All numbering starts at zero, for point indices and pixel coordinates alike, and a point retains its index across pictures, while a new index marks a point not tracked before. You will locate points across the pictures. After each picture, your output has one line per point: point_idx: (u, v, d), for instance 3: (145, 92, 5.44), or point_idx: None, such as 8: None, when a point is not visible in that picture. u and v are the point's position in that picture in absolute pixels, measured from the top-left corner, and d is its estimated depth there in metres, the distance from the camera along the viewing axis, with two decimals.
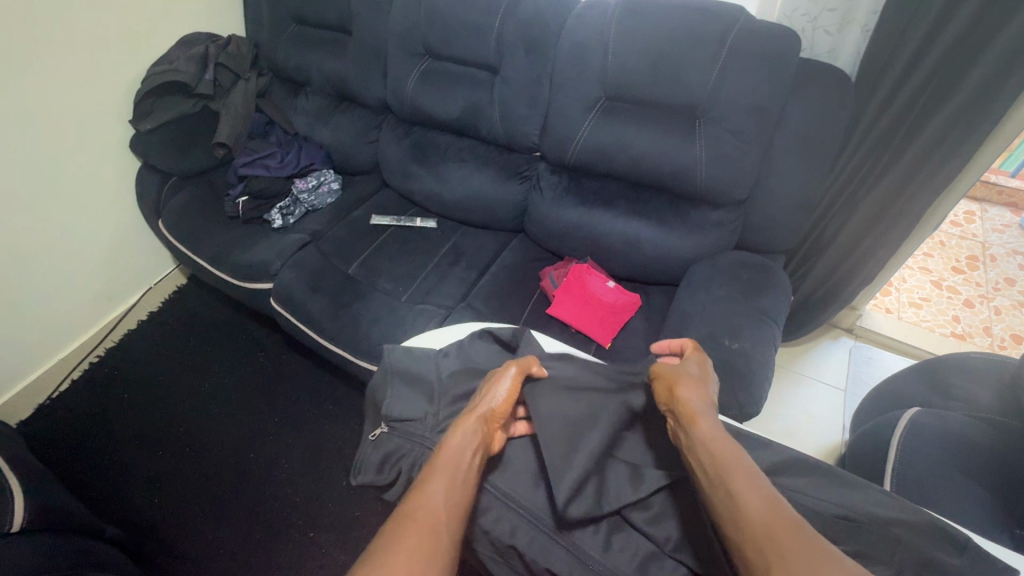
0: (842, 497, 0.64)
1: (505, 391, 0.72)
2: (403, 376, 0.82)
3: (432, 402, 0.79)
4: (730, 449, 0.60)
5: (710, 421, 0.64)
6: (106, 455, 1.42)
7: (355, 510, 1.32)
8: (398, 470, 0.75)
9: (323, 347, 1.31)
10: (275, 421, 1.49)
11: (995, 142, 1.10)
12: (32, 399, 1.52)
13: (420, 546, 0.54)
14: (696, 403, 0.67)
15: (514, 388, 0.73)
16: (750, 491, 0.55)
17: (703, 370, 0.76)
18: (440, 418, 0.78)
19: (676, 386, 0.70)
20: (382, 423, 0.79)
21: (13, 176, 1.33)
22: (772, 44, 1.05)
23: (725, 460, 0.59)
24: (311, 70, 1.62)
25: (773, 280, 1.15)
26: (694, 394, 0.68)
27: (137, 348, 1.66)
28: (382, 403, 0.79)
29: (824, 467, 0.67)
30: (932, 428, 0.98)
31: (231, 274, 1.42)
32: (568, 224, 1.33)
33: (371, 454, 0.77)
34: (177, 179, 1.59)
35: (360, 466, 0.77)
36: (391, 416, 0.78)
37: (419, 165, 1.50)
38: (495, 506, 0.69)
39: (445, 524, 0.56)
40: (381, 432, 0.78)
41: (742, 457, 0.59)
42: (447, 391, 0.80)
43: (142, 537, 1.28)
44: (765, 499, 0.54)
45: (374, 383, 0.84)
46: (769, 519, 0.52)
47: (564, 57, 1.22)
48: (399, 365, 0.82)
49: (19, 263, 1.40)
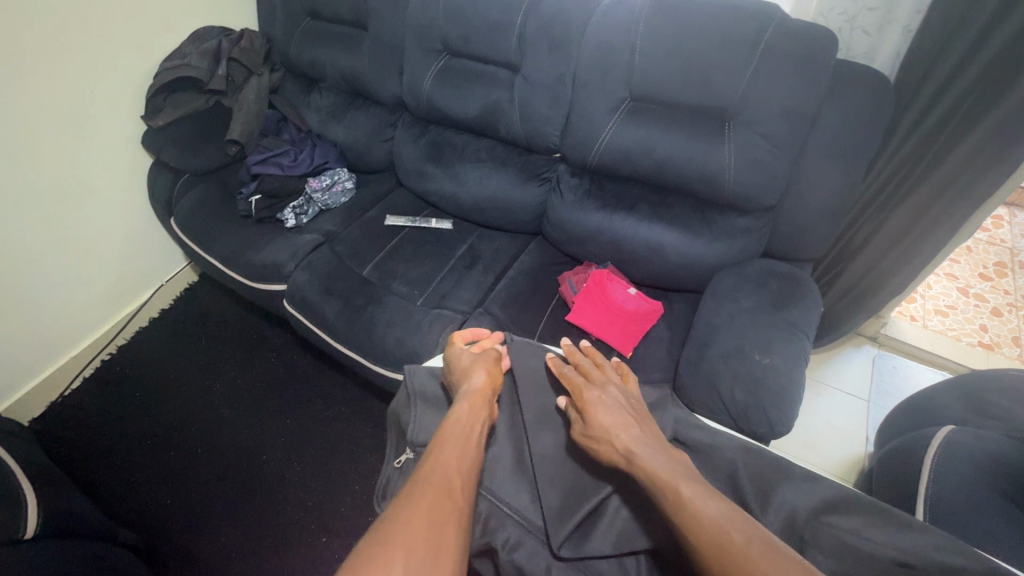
0: (895, 539, 0.61)
1: (483, 377, 0.78)
2: (425, 399, 0.79)
3: None
4: (671, 485, 0.60)
5: (648, 460, 0.64)
6: (118, 454, 1.42)
7: (368, 514, 1.30)
8: None
9: (337, 351, 1.29)
10: (288, 424, 1.47)
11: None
12: (45, 396, 1.52)
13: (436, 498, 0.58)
14: (626, 452, 0.66)
15: (490, 375, 0.80)
16: (696, 528, 0.55)
17: (605, 406, 0.73)
18: None
19: (601, 452, 0.68)
20: (407, 448, 0.75)
21: (25, 172, 1.32)
22: (809, 44, 1.00)
23: (670, 500, 0.59)
24: (325, 66, 1.58)
25: (802, 291, 1.11)
26: (622, 437, 0.68)
27: (150, 345, 1.65)
28: (407, 427, 0.76)
29: (879, 508, 0.65)
30: (969, 448, 0.94)
31: (245, 274, 1.40)
32: (589, 229, 1.30)
33: (397, 480, 0.74)
34: (189, 178, 1.57)
35: (385, 493, 0.73)
36: (417, 442, 0.74)
37: (435, 165, 1.47)
38: (528, 540, 0.67)
39: (460, 480, 0.61)
40: (406, 458, 0.75)
41: (682, 490, 0.59)
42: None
43: (153, 540, 1.27)
44: (710, 535, 0.54)
45: (396, 405, 0.82)
46: (716, 556, 0.52)
47: (589, 56, 1.18)
48: (421, 386, 0.81)
49: (31, 260, 1.39)
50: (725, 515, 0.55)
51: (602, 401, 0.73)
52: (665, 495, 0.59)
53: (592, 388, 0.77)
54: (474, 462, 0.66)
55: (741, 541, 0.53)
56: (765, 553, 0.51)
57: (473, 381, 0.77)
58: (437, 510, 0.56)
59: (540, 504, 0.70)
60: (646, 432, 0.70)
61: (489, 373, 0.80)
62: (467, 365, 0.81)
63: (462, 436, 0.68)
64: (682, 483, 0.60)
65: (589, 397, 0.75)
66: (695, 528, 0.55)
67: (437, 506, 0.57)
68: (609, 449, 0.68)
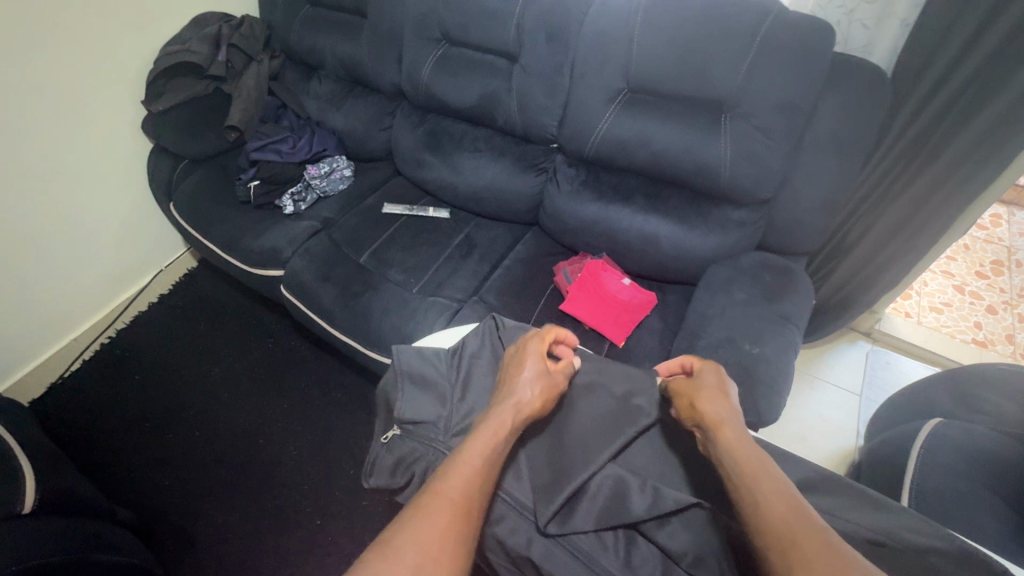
0: (871, 520, 0.62)
1: (534, 393, 0.71)
2: (413, 379, 0.79)
3: (445, 405, 0.77)
4: (758, 463, 0.60)
5: (733, 435, 0.64)
6: (116, 436, 1.43)
7: (362, 498, 1.32)
8: (411, 474, 0.71)
9: (333, 336, 1.30)
10: (284, 408, 1.49)
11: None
12: (44, 378, 1.53)
13: (453, 510, 0.55)
14: (717, 412, 0.68)
15: (543, 392, 0.73)
16: (767, 503, 0.55)
17: (720, 380, 0.74)
18: (453, 422, 0.74)
19: (698, 402, 0.70)
20: (394, 425, 0.76)
21: (25, 155, 1.32)
22: (807, 36, 1.00)
23: (751, 472, 0.59)
24: (325, 54, 1.58)
25: (796, 283, 1.11)
26: (713, 404, 0.69)
27: (149, 329, 1.66)
28: (394, 405, 0.76)
29: (855, 490, 0.65)
30: (956, 440, 0.95)
31: (243, 259, 1.41)
32: (585, 219, 1.31)
33: (384, 457, 0.74)
34: (189, 163, 1.58)
35: (372, 468, 0.73)
36: (404, 419, 0.74)
37: (433, 154, 1.47)
38: (511, 515, 0.67)
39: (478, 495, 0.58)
40: (393, 435, 0.75)
41: (765, 468, 0.59)
42: (462, 395, 0.77)
43: (151, 520, 1.29)
44: (784, 511, 0.54)
45: (385, 384, 0.81)
46: (781, 529, 0.53)
47: (587, 46, 1.18)
48: (410, 366, 0.80)
49: (31, 242, 1.40)
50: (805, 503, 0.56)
51: (719, 378, 0.74)
52: (743, 468, 0.60)
53: (714, 367, 0.77)
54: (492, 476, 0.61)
55: (811, 523, 0.53)
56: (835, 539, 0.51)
57: (523, 397, 0.71)
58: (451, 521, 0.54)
59: (524, 482, 0.70)
60: (736, 413, 0.69)
61: (543, 401, 0.72)
62: (529, 380, 0.73)
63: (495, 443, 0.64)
64: (767, 466, 0.60)
65: (709, 370, 0.76)
66: (768, 501, 0.56)
67: (453, 521, 0.53)
68: (700, 404, 0.70)
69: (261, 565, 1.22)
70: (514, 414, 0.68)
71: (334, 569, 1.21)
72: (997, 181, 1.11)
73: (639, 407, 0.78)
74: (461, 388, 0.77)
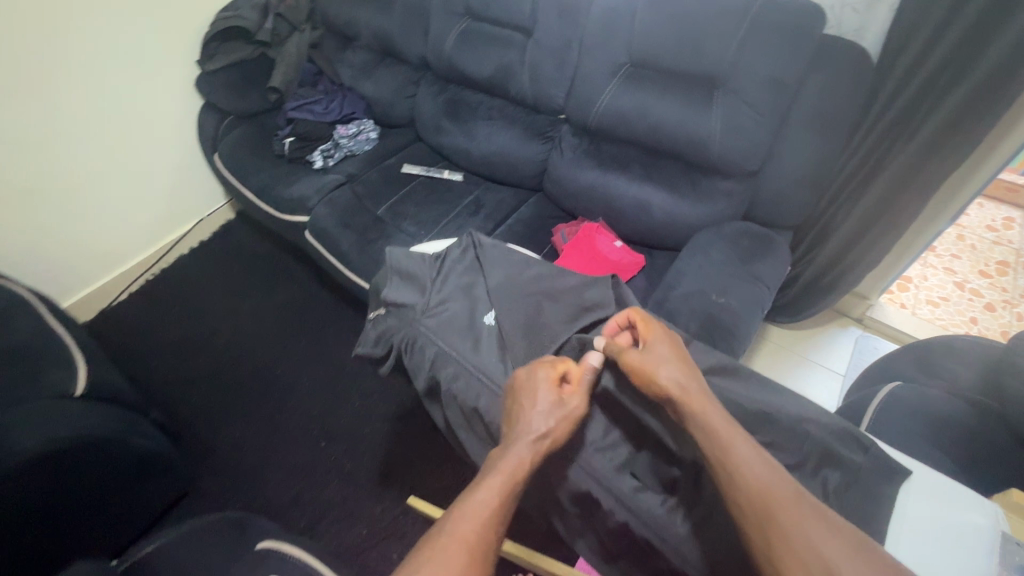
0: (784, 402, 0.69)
1: (557, 424, 0.63)
2: (400, 273, 0.85)
3: (423, 294, 0.82)
4: (726, 436, 0.57)
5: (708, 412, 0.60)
6: (154, 357, 1.61)
7: (363, 427, 1.45)
8: (390, 345, 0.80)
9: (346, 278, 1.44)
10: (302, 345, 1.63)
11: (1007, 139, 1.11)
12: (97, 303, 1.73)
13: (467, 560, 0.51)
14: (678, 380, 0.64)
15: (565, 422, 0.64)
16: (737, 483, 0.53)
17: (673, 355, 0.68)
18: (429, 304, 0.80)
19: (647, 376, 0.65)
20: (382, 306, 0.84)
21: (93, 100, 1.51)
22: (795, 16, 1.06)
23: (720, 446, 0.56)
24: (360, 26, 1.71)
25: (772, 248, 1.18)
26: (669, 369, 0.65)
27: (187, 269, 1.84)
28: (382, 290, 0.84)
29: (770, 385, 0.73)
30: (909, 400, 1.00)
31: (274, 206, 1.56)
32: (583, 185, 1.40)
33: (370, 331, 0.83)
34: (233, 120, 1.75)
35: (361, 339, 0.84)
36: (388, 300, 0.82)
37: (451, 121, 1.59)
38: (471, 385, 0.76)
39: (494, 542, 0.54)
40: (380, 313, 0.84)
41: (735, 442, 0.57)
42: (440, 288, 0.82)
43: (179, 429, 1.46)
44: (752, 489, 0.53)
45: (381, 277, 0.89)
46: (756, 516, 0.51)
47: (594, 22, 1.27)
48: (397, 263, 0.85)
49: (93, 179, 1.59)
50: (769, 466, 0.55)
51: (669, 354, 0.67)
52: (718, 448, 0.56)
53: (662, 331, 0.72)
54: (509, 518, 0.57)
55: (782, 499, 0.51)
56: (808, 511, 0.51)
57: (542, 430, 0.62)
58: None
59: None
60: (697, 376, 0.65)
61: (561, 435, 0.63)
62: (546, 409, 0.64)
63: (513, 482, 0.58)
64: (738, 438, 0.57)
65: (654, 333, 0.71)
66: (739, 483, 0.53)
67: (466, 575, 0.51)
68: (660, 373, 0.65)
69: (269, 474, 1.37)
70: (531, 452, 0.61)
71: (332, 484, 1.35)
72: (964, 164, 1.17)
73: (593, 298, 0.82)
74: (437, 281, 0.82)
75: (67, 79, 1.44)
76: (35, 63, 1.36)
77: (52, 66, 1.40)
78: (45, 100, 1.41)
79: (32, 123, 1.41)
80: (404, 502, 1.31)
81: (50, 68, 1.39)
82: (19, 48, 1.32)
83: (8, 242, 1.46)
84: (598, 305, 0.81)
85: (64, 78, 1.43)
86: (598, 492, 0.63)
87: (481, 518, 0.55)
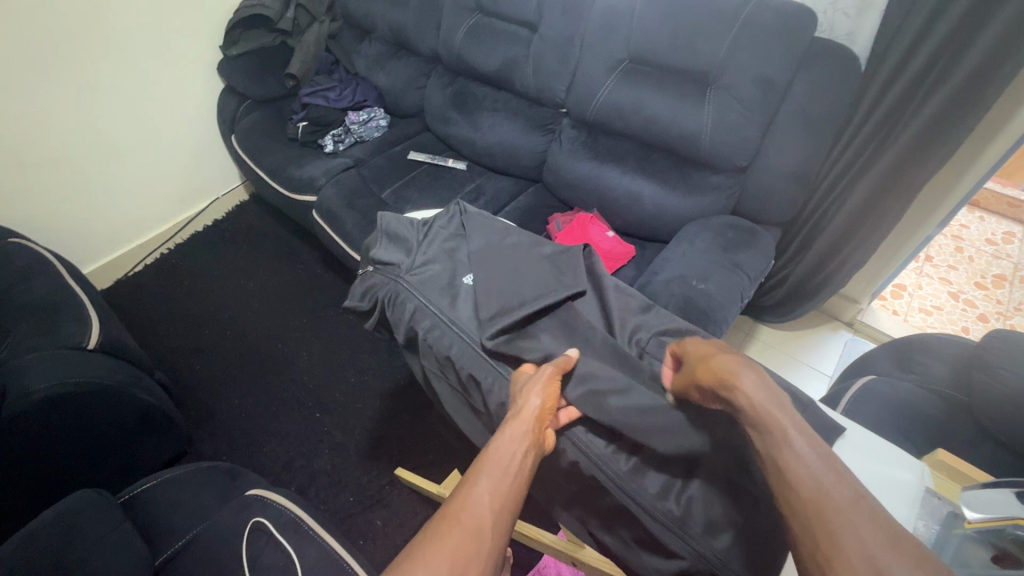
0: None
1: (538, 397, 0.67)
2: (389, 235, 0.93)
3: (409, 254, 0.90)
4: (779, 432, 0.53)
5: (753, 395, 0.57)
6: (164, 325, 1.69)
7: (357, 401, 1.50)
8: (375, 299, 0.88)
9: (347, 255, 1.50)
10: (304, 322, 1.70)
11: (989, 149, 1.16)
12: (113, 272, 1.81)
13: (461, 539, 0.52)
14: (718, 378, 0.61)
15: (547, 395, 0.67)
16: (791, 480, 0.50)
17: (713, 352, 0.65)
18: (414, 264, 0.88)
19: (702, 387, 0.63)
20: (371, 264, 0.92)
21: (119, 77, 1.60)
22: (788, 19, 1.10)
23: (773, 442, 0.53)
24: (375, 19, 1.79)
25: (757, 241, 1.22)
26: (731, 359, 0.62)
27: (199, 244, 1.92)
28: (372, 250, 0.92)
29: None
30: (881, 392, 1.03)
31: (285, 185, 1.63)
32: (580, 175, 1.45)
33: (358, 287, 0.91)
34: (251, 104, 1.83)
35: (350, 294, 0.92)
36: (376, 259, 0.90)
37: (458, 112, 1.66)
38: (457, 343, 0.81)
39: (491, 520, 0.54)
40: (369, 271, 0.91)
41: (789, 434, 0.52)
42: (424, 249, 0.90)
43: (183, 393, 1.53)
44: (805, 489, 0.49)
45: (371, 240, 0.96)
46: (810, 514, 0.47)
47: (595, 19, 1.32)
48: (387, 226, 0.93)
49: (116, 153, 1.68)
50: (829, 467, 0.50)
51: (708, 354, 0.65)
52: (770, 444, 0.53)
53: (701, 340, 0.70)
54: (514, 498, 0.57)
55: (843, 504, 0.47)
56: (873, 517, 0.46)
57: (525, 407, 0.66)
58: (466, 554, 0.51)
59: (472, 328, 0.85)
60: (760, 368, 0.61)
61: (545, 406, 0.66)
62: (527, 392, 0.68)
63: (505, 463, 0.59)
64: (791, 427, 0.53)
65: (692, 345, 0.70)
66: (793, 481, 0.49)
67: (461, 552, 0.51)
68: (720, 361, 0.62)
69: (264, 440, 1.43)
70: (516, 427, 0.63)
71: (323, 453, 1.40)
72: (942, 172, 1.23)
73: (565, 265, 0.89)
74: (423, 242, 0.90)
75: (98, 56, 1.53)
76: (66, 39, 1.44)
77: (84, 42, 1.48)
78: (76, 75, 1.50)
79: (62, 95, 1.49)
80: (391, 473, 1.36)
81: (82, 45, 1.48)
82: (53, 24, 1.41)
83: (32, 207, 1.54)
84: (568, 270, 0.87)
85: (94, 55, 1.52)
86: (578, 456, 0.70)
87: (484, 511, 0.55)
